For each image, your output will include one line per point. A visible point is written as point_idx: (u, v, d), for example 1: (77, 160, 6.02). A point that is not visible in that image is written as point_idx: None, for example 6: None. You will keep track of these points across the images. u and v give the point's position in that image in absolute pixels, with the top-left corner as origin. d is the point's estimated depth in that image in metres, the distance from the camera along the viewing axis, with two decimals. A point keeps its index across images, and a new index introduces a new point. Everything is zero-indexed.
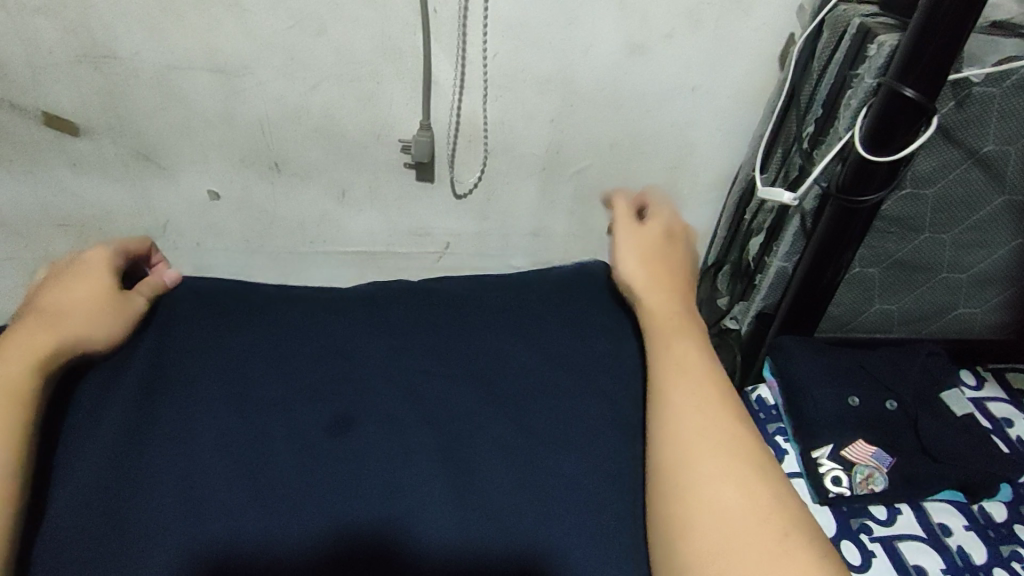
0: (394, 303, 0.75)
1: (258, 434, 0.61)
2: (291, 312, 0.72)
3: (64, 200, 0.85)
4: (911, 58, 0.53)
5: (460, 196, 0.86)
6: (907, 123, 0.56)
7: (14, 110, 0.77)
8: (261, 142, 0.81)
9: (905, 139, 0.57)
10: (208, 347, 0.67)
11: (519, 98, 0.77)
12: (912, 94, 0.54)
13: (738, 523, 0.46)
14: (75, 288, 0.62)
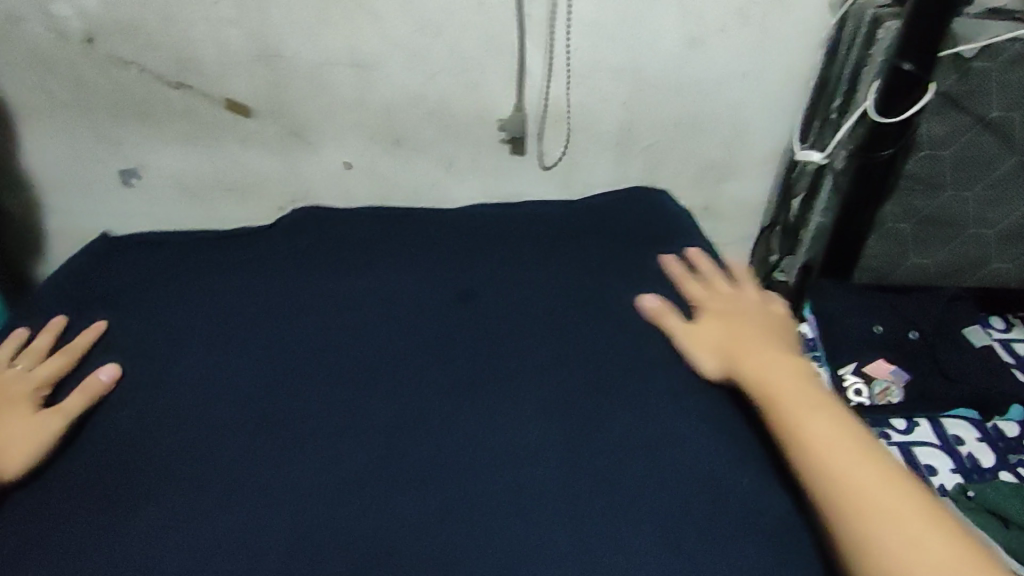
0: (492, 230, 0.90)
1: (390, 322, 0.77)
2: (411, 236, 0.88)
3: (233, 170, 1.08)
4: (906, 40, 0.68)
5: (547, 167, 1.03)
6: (909, 90, 0.70)
7: (205, 98, 1.00)
8: (386, 122, 1.00)
9: (908, 104, 0.71)
10: (351, 266, 0.84)
11: (596, 85, 0.94)
12: (910, 66, 0.68)
13: (871, 502, 0.50)
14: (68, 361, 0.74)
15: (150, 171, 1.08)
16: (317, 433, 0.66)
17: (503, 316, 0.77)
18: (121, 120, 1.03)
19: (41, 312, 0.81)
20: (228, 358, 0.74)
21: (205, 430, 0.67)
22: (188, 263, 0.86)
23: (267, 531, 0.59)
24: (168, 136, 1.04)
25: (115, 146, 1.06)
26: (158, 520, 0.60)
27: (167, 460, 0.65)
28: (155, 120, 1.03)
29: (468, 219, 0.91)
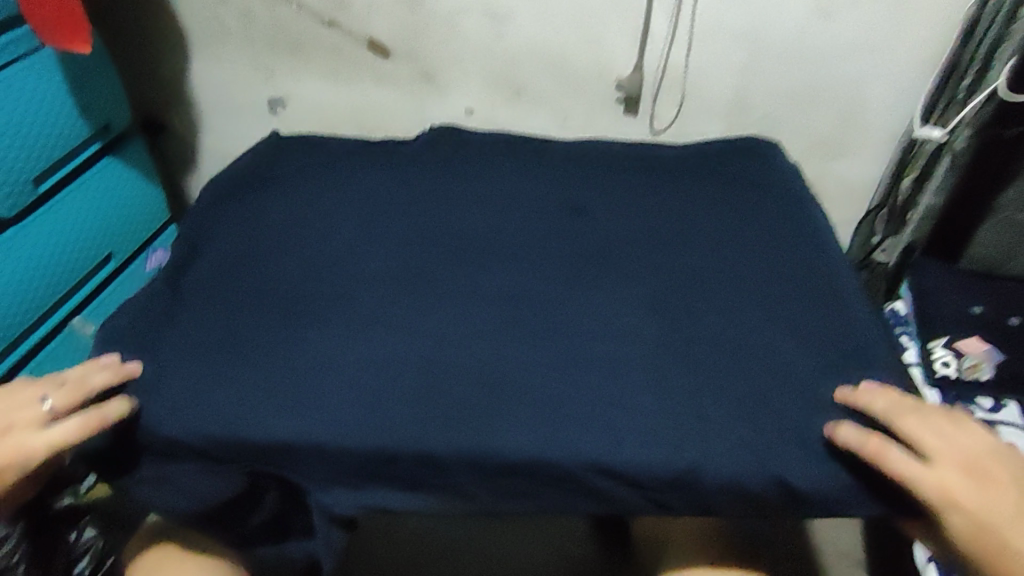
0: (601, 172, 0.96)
1: (496, 241, 0.86)
2: (523, 171, 0.96)
3: (365, 105, 1.17)
4: None
5: (656, 129, 1.06)
6: None
7: (350, 36, 1.09)
8: (508, 70, 1.06)
9: None
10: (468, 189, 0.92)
11: (718, 49, 0.96)
12: None
13: None
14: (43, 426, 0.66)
15: (292, 100, 1.20)
16: (430, 320, 0.76)
17: (595, 246, 0.85)
18: (274, 52, 1.14)
19: (199, 203, 0.94)
20: (355, 254, 0.84)
21: (335, 307, 0.78)
22: (322, 175, 0.96)
23: (387, 392, 0.69)
24: (311, 69, 1.15)
25: (267, 75, 1.18)
26: (295, 372, 0.71)
27: (302, 328, 0.76)
28: (302, 54, 1.14)
29: (578, 161, 0.97)
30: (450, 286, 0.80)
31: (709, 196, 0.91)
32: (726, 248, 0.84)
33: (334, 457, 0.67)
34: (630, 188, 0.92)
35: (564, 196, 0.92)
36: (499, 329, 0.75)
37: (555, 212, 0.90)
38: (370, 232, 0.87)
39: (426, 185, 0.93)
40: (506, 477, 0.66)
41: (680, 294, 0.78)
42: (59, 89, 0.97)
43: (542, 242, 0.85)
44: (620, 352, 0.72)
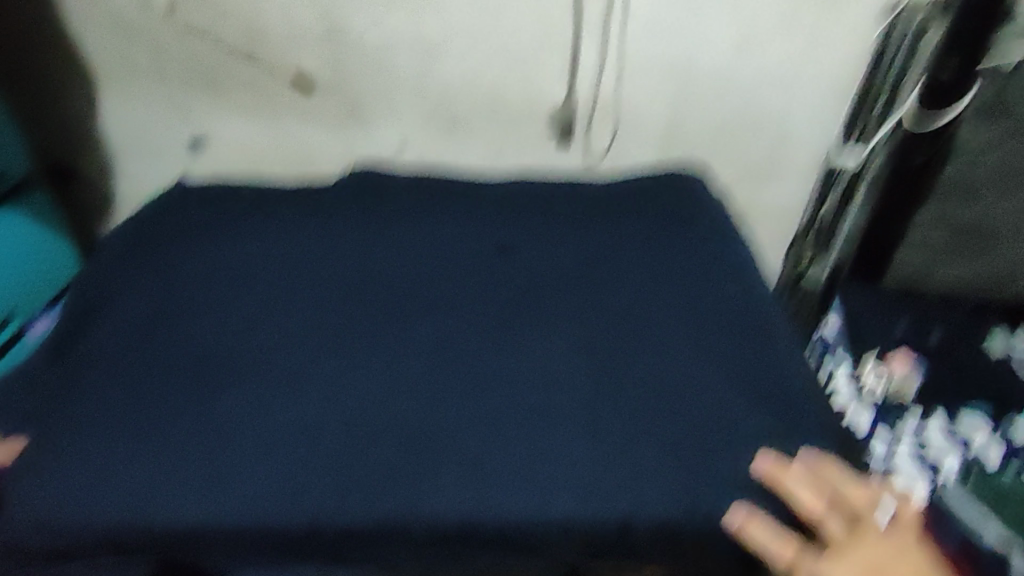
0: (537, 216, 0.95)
1: (439, 291, 0.84)
2: (459, 215, 0.94)
3: (292, 143, 1.13)
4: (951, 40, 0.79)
5: (591, 161, 1.07)
6: (948, 91, 0.82)
7: (273, 72, 1.05)
8: (441, 105, 1.05)
9: (947, 105, 0.82)
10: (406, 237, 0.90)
11: (646, 80, 0.98)
12: (949, 69, 0.80)
13: None
14: None
15: (212, 139, 1.14)
16: (371, 377, 0.74)
17: (537, 289, 0.84)
18: (191, 89, 1.09)
19: (114, 260, 0.88)
20: (291, 310, 0.81)
21: (272, 369, 0.74)
22: (249, 226, 0.91)
23: (331, 462, 0.66)
24: (232, 106, 1.10)
25: (184, 113, 1.11)
26: (230, 445, 0.67)
27: (237, 395, 0.72)
28: (222, 90, 1.08)
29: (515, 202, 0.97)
30: (392, 343, 0.77)
31: (646, 234, 0.92)
32: (666, 284, 0.85)
33: (274, 536, 0.63)
34: (567, 229, 0.93)
35: (505, 238, 0.91)
36: (445, 385, 0.73)
37: (494, 255, 0.89)
38: (305, 287, 0.84)
39: (359, 234, 0.90)
40: (457, 542, 0.63)
41: (624, 334, 0.79)
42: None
43: (484, 290, 0.84)
44: (568, 399, 0.72)
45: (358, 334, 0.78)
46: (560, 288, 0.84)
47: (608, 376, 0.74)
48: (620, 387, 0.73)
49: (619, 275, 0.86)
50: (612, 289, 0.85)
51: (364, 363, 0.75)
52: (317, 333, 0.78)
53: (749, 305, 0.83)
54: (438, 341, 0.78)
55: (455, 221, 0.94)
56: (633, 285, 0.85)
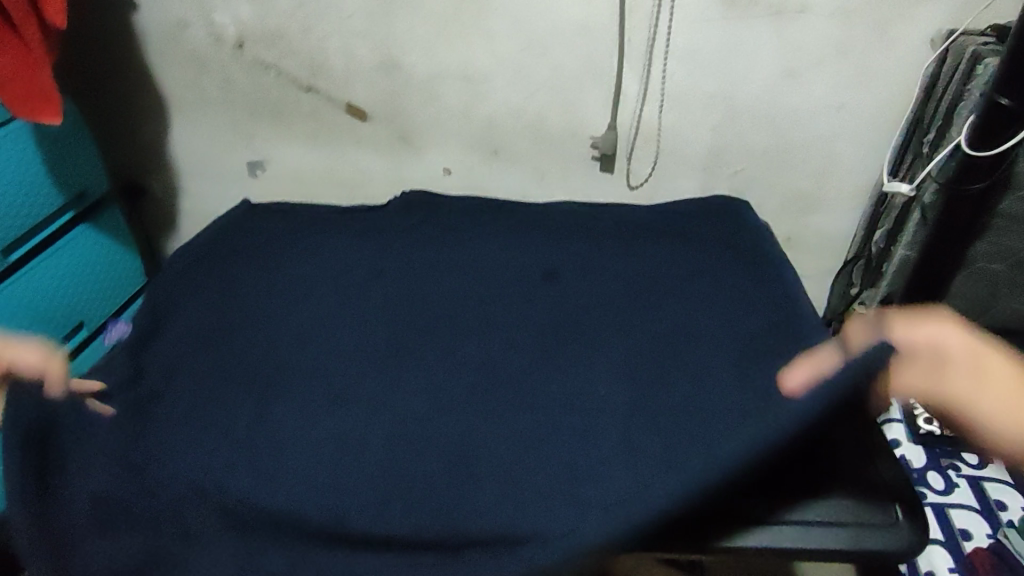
0: (577, 239, 0.96)
1: (475, 306, 0.85)
2: (500, 236, 0.96)
3: (345, 168, 1.18)
4: (1004, 77, 0.72)
5: (633, 186, 1.08)
6: (1004, 124, 0.75)
7: (329, 102, 1.11)
8: (487, 133, 1.08)
9: (1004, 138, 0.76)
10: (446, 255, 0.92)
11: (689, 108, 0.98)
12: (1006, 101, 0.73)
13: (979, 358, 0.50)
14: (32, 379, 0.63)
15: (272, 163, 1.20)
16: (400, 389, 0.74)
17: (572, 306, 0.84)
18: (254, 117, 1.16)
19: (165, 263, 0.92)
20: (330, 322, 0.83)
21: (308, 377, 0.76)
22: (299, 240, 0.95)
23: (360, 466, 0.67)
24: (291, 133, 1.16)
25: (247, 139, 1.18)
26: (260, 446, 0.69)
27: (272, 399, 0.74)
28: (283, 118, 1.15)
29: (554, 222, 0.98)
30: (427, 355, 0.78)
31: (687, 258, 0.91)
32: (707, 307, 0.84)
33: (294, 535, 0.63)
34: (606, 251, 0.93)
35: (544, 258, 0.92)
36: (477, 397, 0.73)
37: (528, 276, 0.89)
38: (343, 301, 0.86)
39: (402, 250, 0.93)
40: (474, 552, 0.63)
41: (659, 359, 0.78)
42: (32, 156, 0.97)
43: (521, 308, 0.84)
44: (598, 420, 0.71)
45: (395, 345, 0.80)
46: (597, 308, 0.84)
47: (642, 394, 0.73)
48: (654, 405, 0.72)
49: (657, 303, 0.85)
50: (649, 314, 0.83)
51: (398, 373, 0.76)
52: (356, 344, 0.80)
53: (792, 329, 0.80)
54: (473, 356, 0.79)
55: (495, 242, 0.95)
56: (672, 306, 0.84)
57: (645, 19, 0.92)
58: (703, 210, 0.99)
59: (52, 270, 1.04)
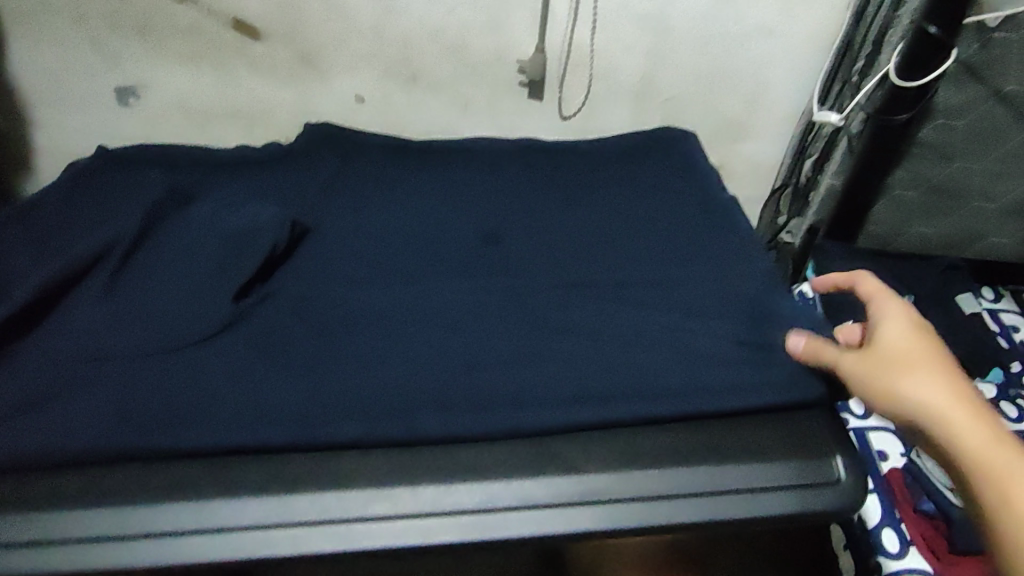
0: (513, 187, 0.93)
1: (411, 273, 0.82)
2: (426, 198, 0.91)
3: (239, 94, 1.02)
4: (937, 7, 0.77)
5: (566, 114, 1.02)
6: (931, 57, 0.80)
7: (212, 16, 0.94)
8: (403, 55, 0.96)
9: (926, 70, 0.81)
10: (379, 222, 0.88)
11: (620, 30, 0.92)
12: (934, 31, 0.78)
13: (944, 413, 0.51)
14: None
15: (148, 90, 1.03)
16: None
17: (515, 271, 0.82)
18: (119, 35, 0.97)
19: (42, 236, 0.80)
20: (240, 302, 0.76)
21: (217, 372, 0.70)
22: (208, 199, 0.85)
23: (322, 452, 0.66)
24: (169, 54, 0.98)
25: (112, 61, 1.00)
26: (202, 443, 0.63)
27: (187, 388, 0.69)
28: (156, 37, 0.97)
29: (489, 172, 0.95)
30: None
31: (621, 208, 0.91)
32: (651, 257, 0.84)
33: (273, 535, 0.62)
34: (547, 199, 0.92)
35: (481, 212, 0.90)
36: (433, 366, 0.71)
37: (461, 241, 0.86)
38: (251, 269, 0.77)
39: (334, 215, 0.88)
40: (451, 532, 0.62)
41: (606, 320, 0.77)
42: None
43: (463, 269, 0.82)
44: (542, 390, 0.70)
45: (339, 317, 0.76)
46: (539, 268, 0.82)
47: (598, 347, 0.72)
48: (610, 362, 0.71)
49: (588, 255, 0.84)
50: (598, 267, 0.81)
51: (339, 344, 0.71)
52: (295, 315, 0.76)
53: (730, 271, 0.82)
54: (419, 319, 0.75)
55: (431, 199, 0.91)
56: (615, 256, 0.84)
57: None
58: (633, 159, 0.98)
59: None
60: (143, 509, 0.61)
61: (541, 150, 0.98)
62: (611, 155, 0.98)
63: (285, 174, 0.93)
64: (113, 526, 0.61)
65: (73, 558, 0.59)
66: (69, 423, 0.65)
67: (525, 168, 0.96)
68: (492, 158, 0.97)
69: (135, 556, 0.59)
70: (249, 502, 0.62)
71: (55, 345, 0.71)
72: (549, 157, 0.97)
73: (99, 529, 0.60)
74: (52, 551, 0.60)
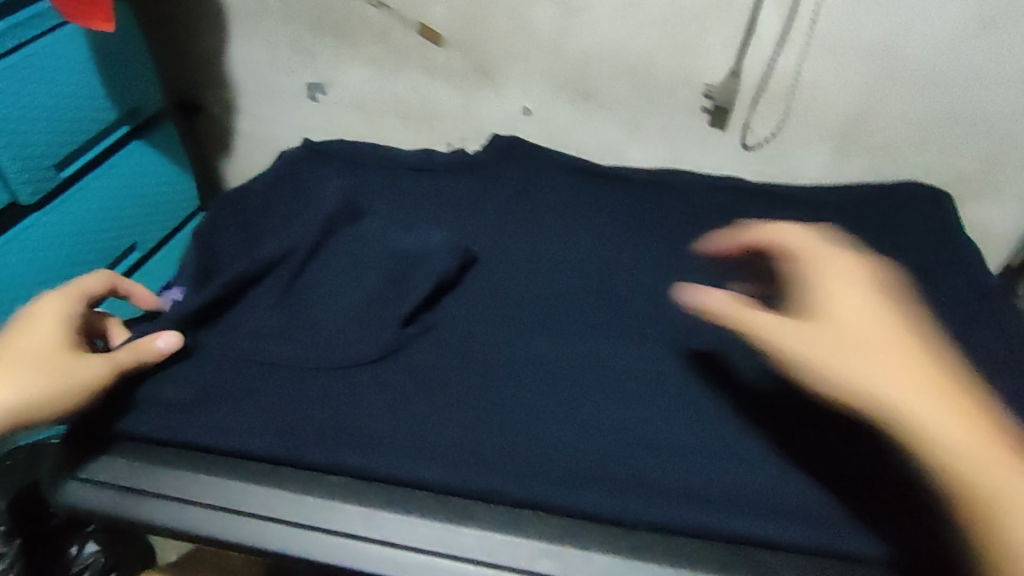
0: (679, 225, 0.82)
1: (551, 300, 0.73)
2: (581, 225, 0.82)
3: (415, 99, 1.03)
4: None
5: (750, 147, 0.89)
6: None
7: (401, 21, 0.96)
8: (579, 72, 0.91)
9: None
10: (524, 236, 0.80)
11: (834, 59, 0.79)
12: None
13: None
14: (37, 334, 0.56)
15: (334, 89, 1.07)
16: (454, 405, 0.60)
17: (670, 323, 0.69)
18: (318, 35, 1.02)
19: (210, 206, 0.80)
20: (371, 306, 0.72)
21: (372, 393, 0.62)
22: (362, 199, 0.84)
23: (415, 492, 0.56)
24: (358, 55, 1.02)
25: (308, 58, 1.05)
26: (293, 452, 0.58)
27: (336, 402, 0.61)
28: (348, 38, 1.00)
29: (655, 198, 0.85)
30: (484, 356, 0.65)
31: None
32: None
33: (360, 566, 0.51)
34: None
35: (634, 248, 0.79)
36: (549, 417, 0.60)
37: (608, 276, 0.76)
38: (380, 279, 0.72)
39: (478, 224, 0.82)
40: None
41: None
42: (81, 65, 0.86)
43: (606, 308, 0.72)
44: (676, 474, 0.56)
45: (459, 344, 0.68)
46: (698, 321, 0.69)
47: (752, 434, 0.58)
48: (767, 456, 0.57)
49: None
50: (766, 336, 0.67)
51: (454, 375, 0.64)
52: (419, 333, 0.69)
53: None
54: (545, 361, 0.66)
55: (584, 225, 0.82)
56: None
57: None
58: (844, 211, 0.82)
59: (97, 194, 0.94)
60: (244, 487, 0.53)
61: (719, 186, 0.85)
62: (817, 207, 0.82)
63: (457, 185, 0.87)
64: (207, 496, 0.52)
65: (158, 514, 0.51)
66: (234, 427, 0.58)
67: (710, 208, 0.83)
68: (660, 189, 0.86)
69: (218, 533, 0.50)
70: (369, 512, 0.51)
71: (233, 342, 0.66)
72: (731, 196, 0.84)
73: (190, 494, 0.52)
74: (132, 495, 0.53)
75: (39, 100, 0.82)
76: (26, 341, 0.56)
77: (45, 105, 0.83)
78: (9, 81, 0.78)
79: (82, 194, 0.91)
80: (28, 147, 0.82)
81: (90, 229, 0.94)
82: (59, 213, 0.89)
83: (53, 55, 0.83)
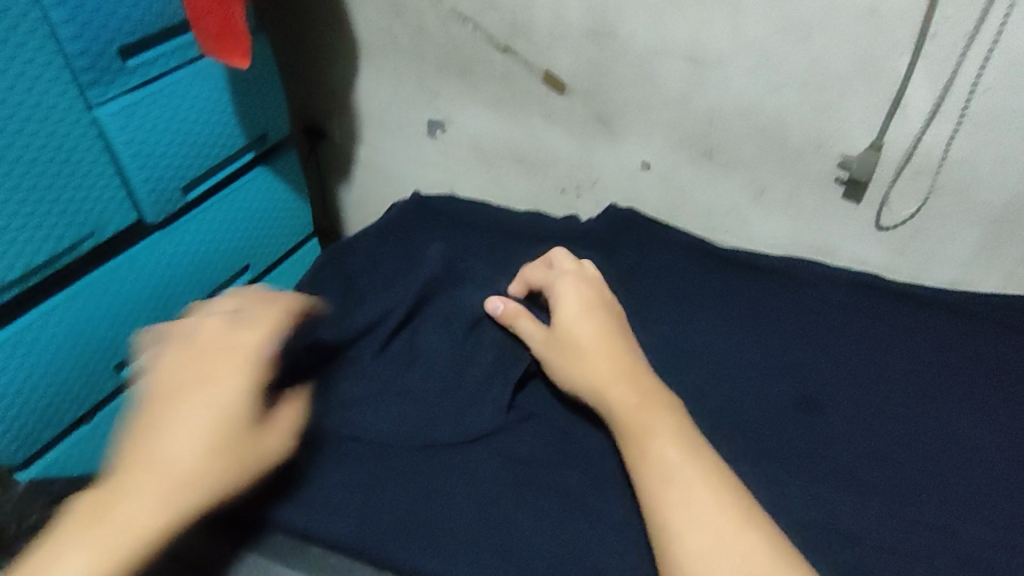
0: (799, 308, 0.77)
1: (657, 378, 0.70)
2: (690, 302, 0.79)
3: (530, 143, 1.04)
4: None
5: (885, 226, 0.83)
6: None
7: (525, 66, 0.96)
8: (704, 129, 0.88)
9: None
10: (632, 303, 0.78)
11: (997, 137, 0.72)
12: None
13: None
14: (210, 395, 0.49)
15: (453, 126, 1.10)
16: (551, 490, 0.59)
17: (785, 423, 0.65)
18: (444, 74, 1.04)
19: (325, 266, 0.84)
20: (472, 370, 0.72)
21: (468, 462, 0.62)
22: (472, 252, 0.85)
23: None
24: (480, 97, 1.04)
25: (431, 96, 1.08)
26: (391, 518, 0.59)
27: (426, 488, 0.59)
28: (472, 79, 1.02)
29: (771, 282, 0.81)
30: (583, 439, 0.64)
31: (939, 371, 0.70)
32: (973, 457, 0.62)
33: None
34: (840, 332, 0.75)
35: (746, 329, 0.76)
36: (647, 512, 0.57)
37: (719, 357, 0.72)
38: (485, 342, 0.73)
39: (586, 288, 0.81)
40: None
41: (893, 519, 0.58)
42: (214, 97, 0.88)
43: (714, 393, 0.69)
44: None
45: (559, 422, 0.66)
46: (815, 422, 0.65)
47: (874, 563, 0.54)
48: None
49: (896, 427, 0.65)
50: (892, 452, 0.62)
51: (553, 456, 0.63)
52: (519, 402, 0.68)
53: None
54: None
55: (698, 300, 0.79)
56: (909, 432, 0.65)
57: (969, 9, 0.67)
58: (979, 322, 0.75)
59: (217, 217, 0.97)
60: None
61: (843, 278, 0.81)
62: (953, 316, 0.76)
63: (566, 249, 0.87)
64: None
65: None
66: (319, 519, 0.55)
67: (831, 300, 0.78)
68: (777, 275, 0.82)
69: None
70: None
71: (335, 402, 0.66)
72: (860, 289, 0.79)
73: None
74: None
75: (175, 128, 0.84)
76: (221, 455, 0.48)
77: (181, 132, 0.85)
78: (151, 110, 0.81)
79: (204, 216, 0.94)
80: (161, 171, 0.85)
81: (209, 249, 0.97)
82: (182, 234, 0.92)
83: (195, 83, 0.85)
